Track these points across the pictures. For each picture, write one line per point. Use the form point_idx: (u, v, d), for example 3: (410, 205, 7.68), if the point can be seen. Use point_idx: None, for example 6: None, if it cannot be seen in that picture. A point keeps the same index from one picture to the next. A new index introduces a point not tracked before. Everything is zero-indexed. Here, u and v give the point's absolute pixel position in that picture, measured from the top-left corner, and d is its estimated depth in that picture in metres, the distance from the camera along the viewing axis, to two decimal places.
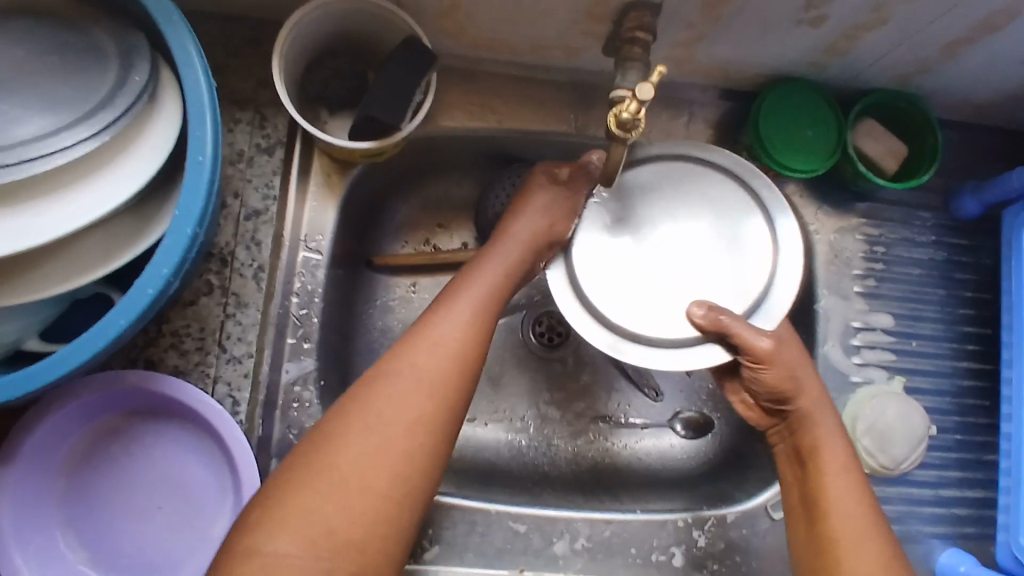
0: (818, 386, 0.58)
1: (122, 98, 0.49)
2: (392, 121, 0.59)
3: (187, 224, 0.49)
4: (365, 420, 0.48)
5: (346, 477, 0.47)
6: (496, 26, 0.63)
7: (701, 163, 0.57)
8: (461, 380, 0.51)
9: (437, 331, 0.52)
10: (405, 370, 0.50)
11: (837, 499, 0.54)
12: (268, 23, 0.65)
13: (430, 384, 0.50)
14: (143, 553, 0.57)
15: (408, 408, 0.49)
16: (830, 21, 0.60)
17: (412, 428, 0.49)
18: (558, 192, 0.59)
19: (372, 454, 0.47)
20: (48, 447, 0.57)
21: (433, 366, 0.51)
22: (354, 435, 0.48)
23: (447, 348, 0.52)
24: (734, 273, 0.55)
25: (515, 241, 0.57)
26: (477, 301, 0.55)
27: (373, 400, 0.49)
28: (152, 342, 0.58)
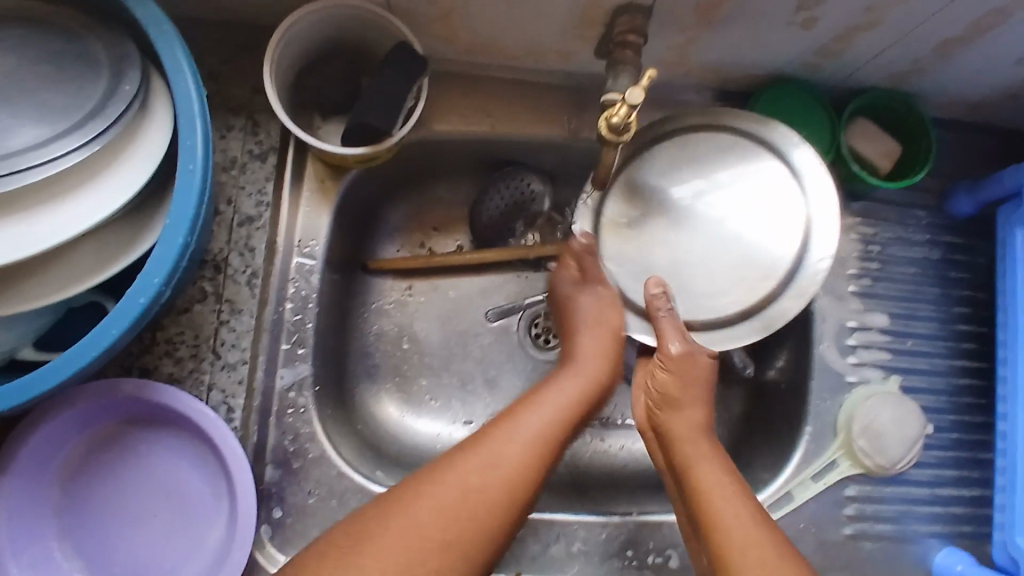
0: (697, 403, 0.59)
1: (114, 106, 0.49)
2: (384, 126, 0.59)
3: (179, 233, 0.49)
4: (444, 484, 0.50)
5: (407, 535, 0.48)
6: (489, 31, 0.63)
7: (741, 135, 0.62)
8: (537, 469, 0.53)
9: (523, 423, 0.55)
10: (489, 447, 0.53)
11: (719, 510, 0.53)
12: (261, 29, 0.65)
13: (511, 466, 0.52)
14: (138, 560, 0.57)
15: (485, 482, 0.51)
16: (823, 22, 0.60)
17: (487, 500, 0.51)
18: (594, 294, 0.63)
19: (443, 518, 0.49)
20: (43, 456, 0.57)
21: (517, 452, 0.53)
22: (436, 494, 0.50)
23: (529, 437, 0.54)
24: (753, 252, 0.60)
25: (586, 364, 0.61)
26: (563, 396, 0.58)
27: (456, 469, 0.51)
28: (146, 349, 0.58)
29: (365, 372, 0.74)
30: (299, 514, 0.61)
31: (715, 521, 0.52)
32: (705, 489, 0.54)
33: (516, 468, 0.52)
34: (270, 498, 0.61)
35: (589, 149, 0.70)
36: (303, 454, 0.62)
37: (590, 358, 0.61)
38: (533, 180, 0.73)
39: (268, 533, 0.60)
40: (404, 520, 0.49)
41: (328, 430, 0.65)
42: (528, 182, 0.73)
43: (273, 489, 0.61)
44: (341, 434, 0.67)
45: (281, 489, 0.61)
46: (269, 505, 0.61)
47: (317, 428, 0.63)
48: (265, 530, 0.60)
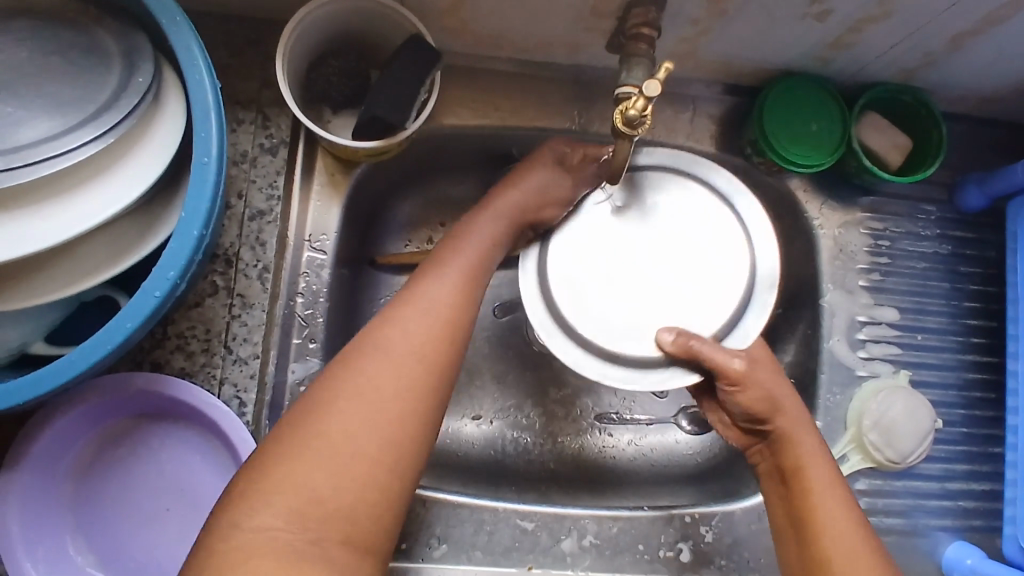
0: (795, 406, 0.57)
1: (127, 99, 0.49)
2: (396, 120, 0.58)
3: (192, 226, 0.48)
4: (355, 386, 0.46)
5: (332, 441, 0.44)
6: (500, 23, 0.62)
7: (670, 174, 0.58)
8: (448, 350, 0.49)
9: (422, 301, 0.50)
10: (394, 329, 0.49)
11: (829, 520, 0.52)
12: (270, 22, 0.64)
13: (420, 345, 0.48)
14: (152, 555, 0.57)
15: (399, 375, 0.47)
16: (835, 14, 0.60)
17: (397, 399, 0.46)
18: (553, 170, 0.60)
19: (362, 419, 0.45)
20: (54, 452, 0.56)
21: (418, 337, 0.49)
22: (349, 393, 0.45)
23: (433, 318, 0.50)
24: (701, 294, 0.56)
25: (500, 220, 0.57)
26: (461, 269, 0.53)
27: (360, 365, 0.47)
28: (158, 344, 0.58)
29: None
30: None
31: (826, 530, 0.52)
32: (817, 497, 0.53)
33: (417, 357, 0.48)
34: None
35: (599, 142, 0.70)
36: None
37: (504, 214, 0.57)
38: None
39: None
40: (321, 425, 0.44)
41: None
42: None
43: None
44: None
45: None
46: None
47: None
48: None
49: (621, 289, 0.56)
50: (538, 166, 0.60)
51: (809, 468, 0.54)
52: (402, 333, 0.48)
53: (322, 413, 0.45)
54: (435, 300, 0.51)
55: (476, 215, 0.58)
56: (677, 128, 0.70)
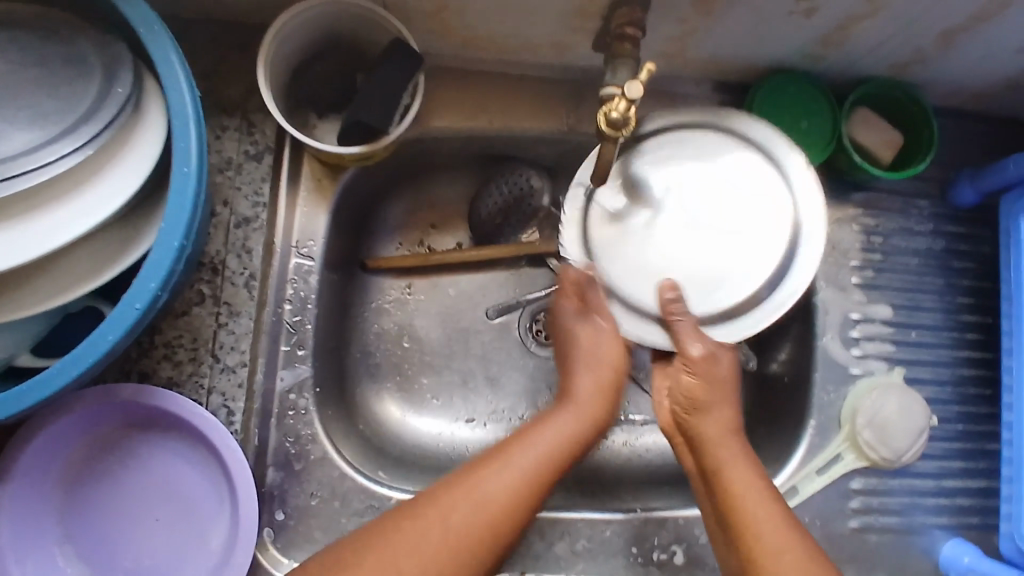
0: (724, 406, 0.58)
1: (106, 110, 0.48)
2: (380, 125, 0.58)
3: (173, 237, 0.48)
4: (427, 520, 0.49)
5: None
6: (485, 25, 0.62)
7: (713, 130, 0.61)
8: (547, 483, 0.53)
9: (521, 457, 0.53)
10: (495, 472, 0.51)
11: (751, 517, 0.52)
12: (255, 27, 0.64)
13: (516, 488, 0.51)
14: (141, 564, 0.57)
15: (494, 505, 0.50)
16: (823, 11, 0.59)
17: (479, 545, 0.49)
18: (592, 333, 0.61)
19: (426, 554, 0.48)
20: (43, 463, 0.56)
21: (510, 488, 0.51)
22: (452, 508, 0.49)
23: (525, 468, 0.52)
24: (737, 255, 0.59)
25: (582, 395, 0.59)
26: (560, 433, 0.55)
27: (439, 503, 0.50)
28: (145, 353, 0.58)
29: (366, 372, 0.73)
30: (302, 516, 0.61)
31: (750, 527, 0.51)
32: (737, 494, 0.53)
33: (505, 504, 0.50)
34: (272, 500, 0.61)
35: (588, 143, 0.70)
36: (305, 456, 0.62)
37: (590, 398, 0.59)
38: (531, 175, 0.72)
39: (271, 536, 0.60)
40: (391, 556, 0.47)
41: (330, 431, 0.64)
42: (526, 177, 0.72)
43: (275, 491, 0.61)
44: (343, 435, 0.67)
45: (283, 492, 0.61)
46: (271, 507, 0.61)
47: (319, 429, 0.63)
48: (269, 533, 0.60)
49: (668, 259, 0.60)
50: (589, 321, 0.61)
51: (727, 468, 0.55)
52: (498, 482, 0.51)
53: (391, 545, 0.48)
54: (536, 452, 0.53)
55: (559, 407, 0.58)
56: None
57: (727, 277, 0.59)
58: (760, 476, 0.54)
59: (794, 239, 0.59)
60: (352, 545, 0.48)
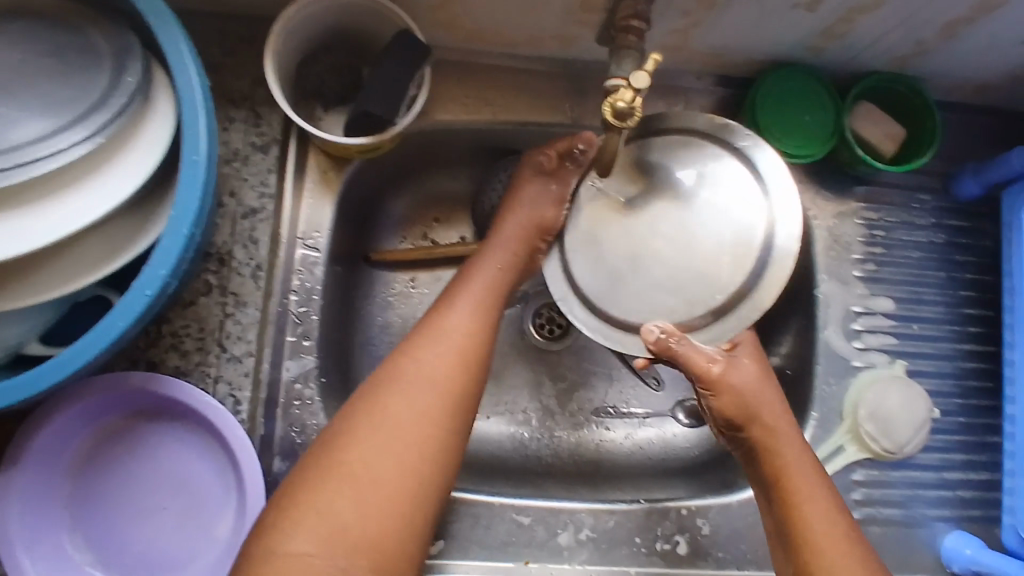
0: (779, 422, 0.58)
1: (116, 99, 0.49)
2: (386, 116, 0.58)
3: (183, 224, 0.48)
4: (388, 401, 0.52)
5: (375, 451, 0.50)
6: (490, 17, 0.62)
7: (665, 130, 0.56)
8: (472, 351, 0.55)
9: (467, 296, 0.58)
10: (418, 352, 0.54)
11: (821, 539, 0.54)
12: (262, 20, 0.64)
13: (439, 360, 0.54)
14: (150, 553, 0.58)
15: (421, 402, 0.52)
16: (826, 4, 0.59)
17: (461, 376, 0.54)
18: (543, 181, 0.61)
19: (405, 416, 0.51)
20: (51, 451, 0.56)
21: (470, 323, 0.56)
22: (375, 419, 0.51)
23: (475, 304, 0.58)
24: (714, 259, 0.53)
25: (509, 238, 0.60)
26: (499, 269, 0.60)
27: (410, 368, 0.53)
28: (152, 343, 0.58)
29: (371, 364, 0.74)
30: None
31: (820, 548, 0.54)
32: (806, 515, 0.55)
33: (467, 336, 0.56)
34: (278, 489, 0.61)
35: (591, 135, 0.70)
36: (310, 446, 0.62)
37: (515, 233, 0.60)
38: None
39: None
40: (366, 428, 0.51)
41: None
42: None
43: (281, 481, 0.61)
44: None
45: None
46: None
47: (324, 419, 0.63)
48: None
49: (645, 267, 0.54)
50: (542, 178, 0.61)
51: (794, 486, 0.56)
52: (456, 318, 0.56)
53: (364, 424, 0.51)
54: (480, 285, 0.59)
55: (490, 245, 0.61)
56: None
57: (706, 287, 0.53)
58: (825, 494, 0.56)
59: (769, 231, 0.53)
60: (321, 442, 0.51)
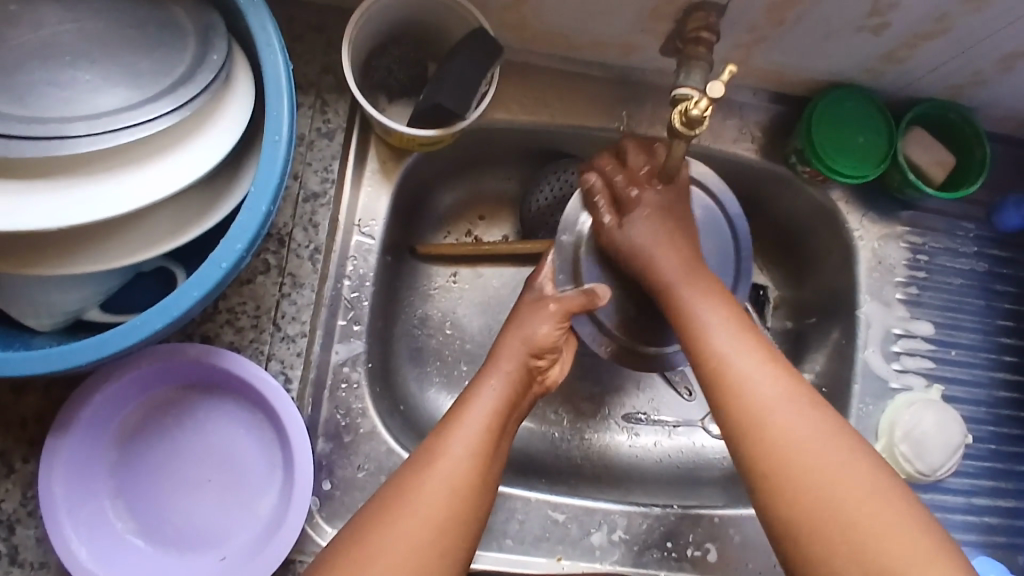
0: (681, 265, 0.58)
1: (203, 74, 0.50)
2: (457, 109, 0.59)
3: (263, 202, 0.50)
4: (415, 503, 0.48)
5: (399, 555, 0.46)
6: (558, 22, 0.64)
7: None
8: (481, 468, 0.52)
9: (473, 416, 0.54)
10: (440, 464, 0.51)
11: (742, 368, 0.51)
12: (332, 9, 0.65)
13: (450, 480, 0.50)
14: (192, 525, 0.58)
15: (436, 513, 0.48)
16: (892, 28, 0.61)
17: (461, 510, 0.49)
18: (542, 308, 0.60)
19: (425, 523, 0.48)
20: (103, 417, 0.57)
21: (472, 453, 0.52)
22: (404, 521, 0.48)
23: (481, 424, 0.54)
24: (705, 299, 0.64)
25: (506, 363, 0.58)
26: (504, 391, 0.56)
27: (423, 482, 0.50)
28: (208, 318, 0.59)
29: (409, 355, 0.74)
30: (348, 488, 0.62)
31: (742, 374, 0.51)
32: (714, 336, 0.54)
33: (471, 466, 0.51)
34: (321, 470, 0.62)
35: None
36: (354, 429, 0.64)
37: (516, 363, 0.58)
38: None
39: (317, 505, 0.61)
40: (383, 534, 0.47)
41: (378, 407, 0.66)
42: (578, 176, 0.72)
43: (323, 461, 0.62)
44: (390, 412, 0.68)
45: (332, 462, 0.62)
46: (319, 476, 0.62)
47: (369, 404, 0.65)
48: (315, 502, 0.61)
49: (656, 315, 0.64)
50: (542, 305, 0.61)
51: (707, 329, 0.54)
52: (457, 447, 0.52)
53: (385, 530, 0.47)
54: (486, 407, 0.55)
55: (487, 371, 0.58)
56: (722, 135, 0.71)
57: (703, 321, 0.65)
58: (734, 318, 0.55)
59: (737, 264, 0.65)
60: (352, 529, 0.48)
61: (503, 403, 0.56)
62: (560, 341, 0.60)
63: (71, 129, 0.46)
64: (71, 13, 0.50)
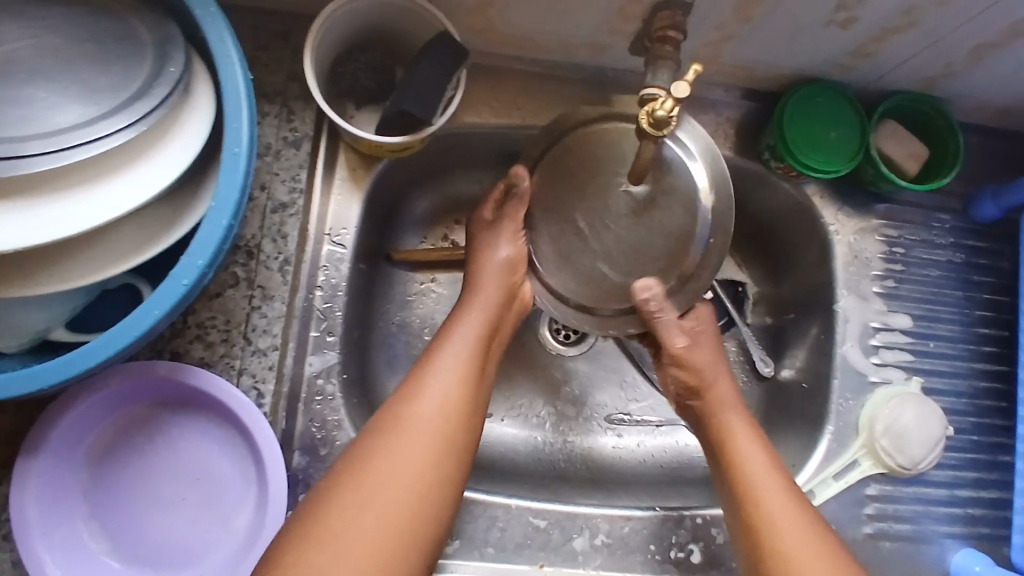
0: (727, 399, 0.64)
1: (160, 87, 0.49)
2: (423, 115, 0.59)
3: (224, 215, 0.49)
4: (396, 442, 0.54)
5: (384, 489, 0.52)
6: (526, 24, 0.63)
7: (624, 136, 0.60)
8: (462, 410, 0.57)
9: (447, 375, 0.57)
10: (418, 403, 0.56)
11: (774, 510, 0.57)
12: (297, 16, 0.65)
13: (428, 423, 0.55)
14: (166, 543, 0.57)
15: (415, 454, 0.53)
16: (859, 22, 0.60)
17: (441, 451, 0.54)
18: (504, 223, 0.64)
19: (410, 461, 0.53)
20: (73, 437, 0.56)
21: (450, 395, 0.57)
22: (385, 458, 0.53)
23: (451, 388, 0.57)
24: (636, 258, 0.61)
25: (484, 293, 0.63)
26: (481, 320, 0.62)
27: (403, 422, 0.55)
28: (178, 333, 0.58)
29: (388, 363, 0.74)
30: None
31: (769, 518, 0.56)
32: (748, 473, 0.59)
33: (451, 401, 0.56)
34: (298, 484, 0.61)
35: None
36: (330, 441, 0.63)
37: (491, 288, 0.63)
38: None
39: None
40: (350, 505, 0.50)
41: (355, 418, 0.65)
42: None
43: (300, 475, 0.62)
44: (368, 422, 0.67)
45: (308, 476, 0.62)
46: (297, 491, 0.61)
47: (344, 416, 0.64)
48: None
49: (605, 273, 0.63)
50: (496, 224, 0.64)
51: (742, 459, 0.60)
52: (435, 389, 0.56)
53: (367, 470, 0.52)
54: (463, 345, 0.60)
55: (460, 312, 0.63)
56: None
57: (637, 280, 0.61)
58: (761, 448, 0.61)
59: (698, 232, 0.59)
60: (344, 464, 0.53)
61: (480, 340, 0.61)
62: (521, 250, 0.64)
63: (24, 148, 0.45)
64: (27, 29, 0.49)
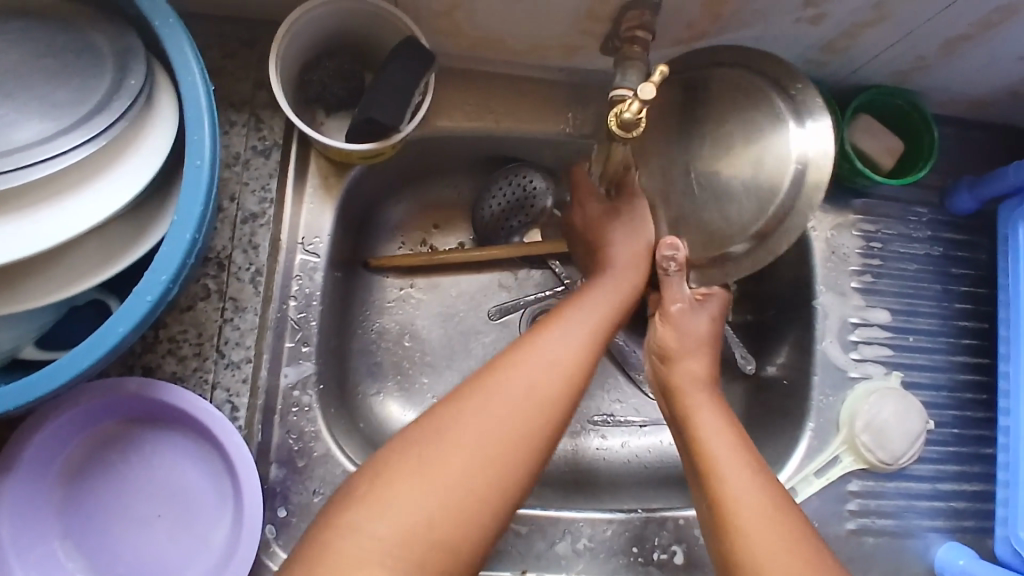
0: (701, 373, 0.61)
1: (120, 101, 0.48)
2: (391, 122, 0.58)
3: (187, 229, 0.48)
4: (475, 414, 0.49)
5: (450, 467, 0.46)
6: (496, 27, 0.62)
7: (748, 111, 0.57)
8: (564, 392, 0.52)
9: (546, 352, 0.53)
10: (508, 374, 0.51)
11: (730, 487, 0.52)
12: (264, 24, 0.64)
13: (517, 398, 0.50)
14: (142, 560, 0.57)
15: (495, 429, 0.48)
16: (829, 18, 0.60)
17: (530, 431, 0.49)
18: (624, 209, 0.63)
19: (490, 438, 0.48)
20: (44, 457, 0.56)
21: (554, 369, 0.52)
22: (459, 431, 0.48)
23: (551, 371, 0.52)
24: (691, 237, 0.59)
25: (623, 271, 0.61)
26: (609, 298, 0.59)
27: (491, 391, 0.50)
28: (149, 348, 0.57)
29: (367, 370, 0.73)
30: (304, 513, 0.61)
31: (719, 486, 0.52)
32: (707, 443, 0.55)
33: (554, 376, 0.52)
34: (276, 497, 0.61)
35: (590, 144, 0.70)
36: (308, 453, 0.62)
37: (624, 265, 0.61)
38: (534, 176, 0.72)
39: (273, 533, 0.60)
40: (411, 469, 0.46)
41: (333, 428, 0.65)
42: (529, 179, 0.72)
43: (278, 488, 0.61)
44: (347, 432, 0.67)
45: (286, 488, 0.61)
46: (274, 504, 0.61)
47: (322, 427, 0.63)
48: (270, 530, 0.60)
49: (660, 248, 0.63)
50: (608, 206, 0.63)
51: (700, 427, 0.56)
52: (539, 361, 0.52)
53: (436, 444, 0.47)
54: (576, 321, 0.56)
55: (596, 285, 0.60)
56: None
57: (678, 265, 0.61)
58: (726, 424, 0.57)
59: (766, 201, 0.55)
60: (409, 434, 0.49)
61: (606, 316, 0.57)
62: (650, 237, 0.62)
63: None
64: None
